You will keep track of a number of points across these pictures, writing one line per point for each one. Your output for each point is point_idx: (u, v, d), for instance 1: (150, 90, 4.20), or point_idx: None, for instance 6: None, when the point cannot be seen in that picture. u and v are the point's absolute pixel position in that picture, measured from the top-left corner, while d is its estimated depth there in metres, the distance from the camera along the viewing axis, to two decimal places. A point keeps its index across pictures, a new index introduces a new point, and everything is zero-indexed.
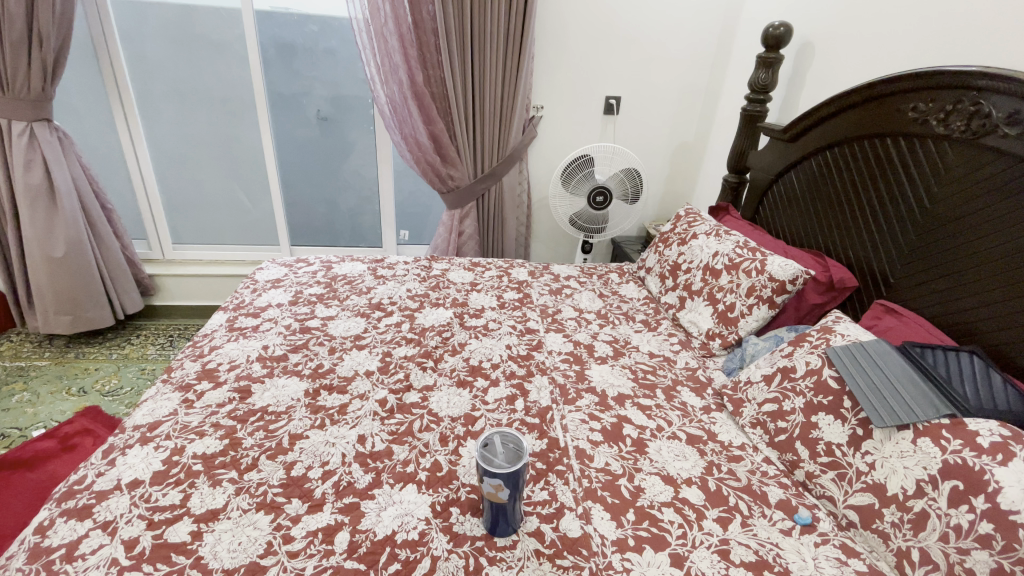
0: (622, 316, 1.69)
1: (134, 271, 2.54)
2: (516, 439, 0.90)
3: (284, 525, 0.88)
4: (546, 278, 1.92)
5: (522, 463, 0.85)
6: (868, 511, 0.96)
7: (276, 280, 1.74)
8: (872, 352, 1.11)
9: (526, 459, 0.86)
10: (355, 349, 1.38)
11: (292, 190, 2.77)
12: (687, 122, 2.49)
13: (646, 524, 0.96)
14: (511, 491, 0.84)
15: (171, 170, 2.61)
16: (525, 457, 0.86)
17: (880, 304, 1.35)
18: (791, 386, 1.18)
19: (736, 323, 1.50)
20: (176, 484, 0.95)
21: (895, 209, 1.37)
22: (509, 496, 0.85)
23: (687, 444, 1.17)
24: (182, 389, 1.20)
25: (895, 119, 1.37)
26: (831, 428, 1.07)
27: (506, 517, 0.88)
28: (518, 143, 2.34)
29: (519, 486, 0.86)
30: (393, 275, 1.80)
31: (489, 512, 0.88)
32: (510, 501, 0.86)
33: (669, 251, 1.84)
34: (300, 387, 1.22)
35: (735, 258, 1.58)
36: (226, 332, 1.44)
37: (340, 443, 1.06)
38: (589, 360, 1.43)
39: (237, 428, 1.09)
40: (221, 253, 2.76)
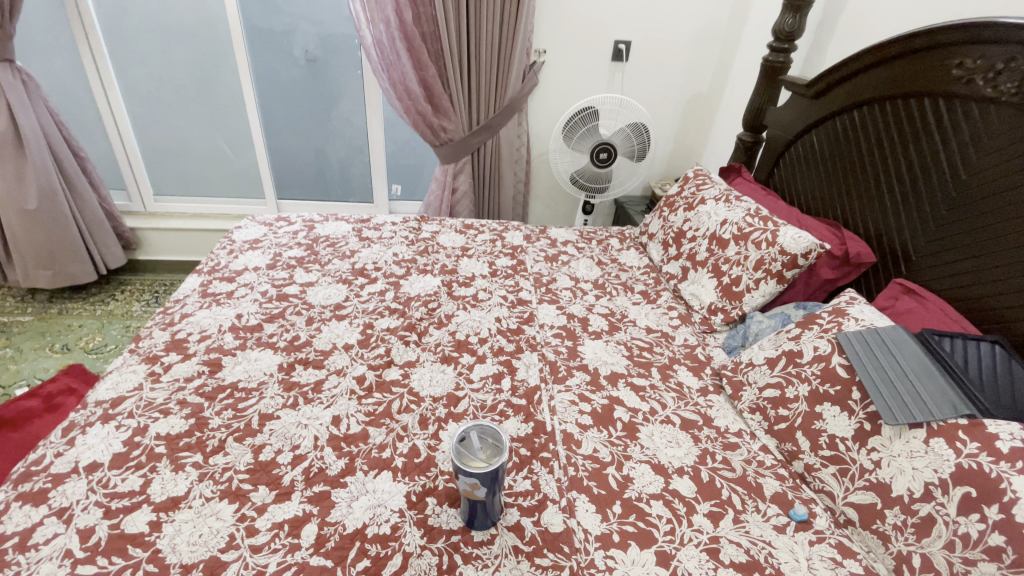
0: (620, 287, 1.60)
1: (114, 224, 2.44)
2: (495, 433, 0.84)
3: (249, 516, 0.83)
4: (542, 243, 1.81)
5: (500, 460, 0.79)
6: (869, 511, 0.91)
7: (255, 241, 1.65)
8: (888, 341, 1.02)
9: (504, 457, 0.80)
10: (335, 319, 1.30)
11: (278, 140, 2.62)
12: (702, 72, 2.29)
13: (633, 518, 0.91)
14: (489, 490, 0.79)
15: (148, 116, 2.46)
16: (503, 454, 0.80)
17: (898, 283, 1.25)
18: (795, 372, 1.10)
19: (741, 298, 1.41)
20: (136, 468, 0.90)
21: (925, 179, 1.24)
22: (487, 494, 0.80)
23: (681, 430, 1.11)
24: (149, 361, 1.14)
25: (936, 77, 1.22)
26: (836, 420, 1.00)
27: (485, 513, 0.83)
28: (517, 93, 2.16)
29: (498, 482, 0.80)
30: (379, 238, 1.69)
31: (466, 506, 0.83)
32: (488, 498, 0.81)
33: (674, 217, 1.71)
34: (274, 361, 1.16)
35: (744, 227, 1.47)
36: (198, 298, 1.36)
37: (313, 425, 1.00)
38: (582, 335, 1.35)
39: (204, 406, 1.03)
40: (205, 206, 2.64)
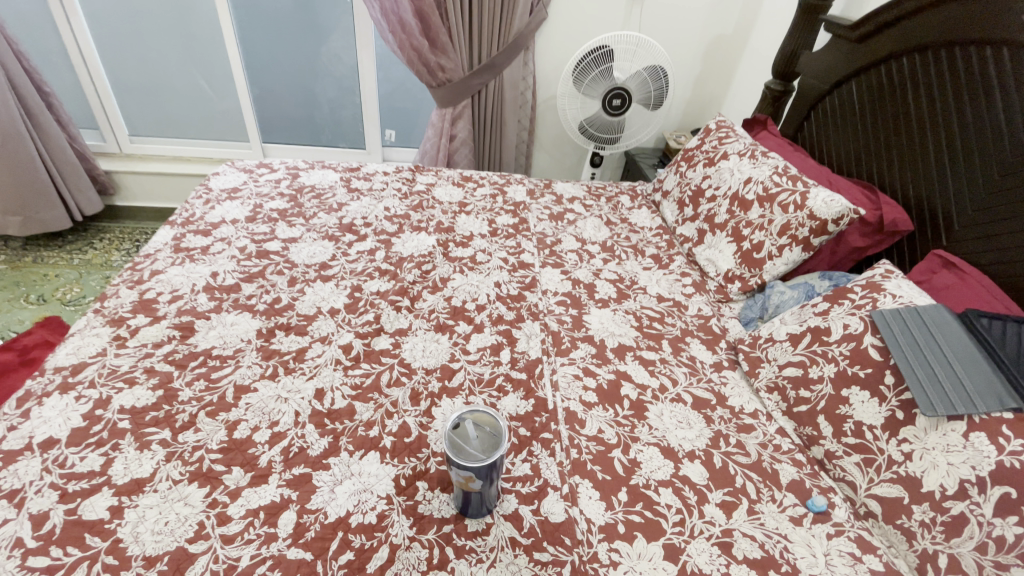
0: (631, 250, 1.48)
1: (87, 167, 2.27)
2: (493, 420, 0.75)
3: (220, 502, 0.76)
4: (546, 199, 1.68)
5: (499, 451, 0.71)
6: (895, 505, 0.84)
7: (233, 190, 1.51)
8: (929, 322, 0.92)
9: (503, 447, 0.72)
10: (320, 281, 1.19)
11: (262, 77, 2.41)
12: (728, 9, 2.07)
13: (639, 507, 0.84)
14: (485, 482, 0.72)
15: (119, 48, 2.25)
16: (502, 444, 0.72)
17: (938, 255, 1.13)
18: (821, 351, 1.01)
19: (761, 266, 1.30)
20: (97, 446, 0.82)
21: (977, 138, 1.11)
22: (484, 485, 0.73)
23: (692, 410, 1.03)
24: (114, 324, 1.04)
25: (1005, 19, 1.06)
26: (864, 406, 0.92)
27: (480, 503, 0.76)
28: (523, 28, 1.95)
29: (494, 475, 0.73)
30: (369, 189, 1.56)
31: (459, 496, 0.77)
32: (484, 490, 0.74)
33: (692, 173, 1.58)
34: (252, 326, 1.06)
35: (770, 187, 1.34)
36: (171, 254, 1.25)
37: (294, 399, 0.92)
38: (588, 304, 1.25)
39: (174, 376, 0.94)
40: (186, 149, 2.47)
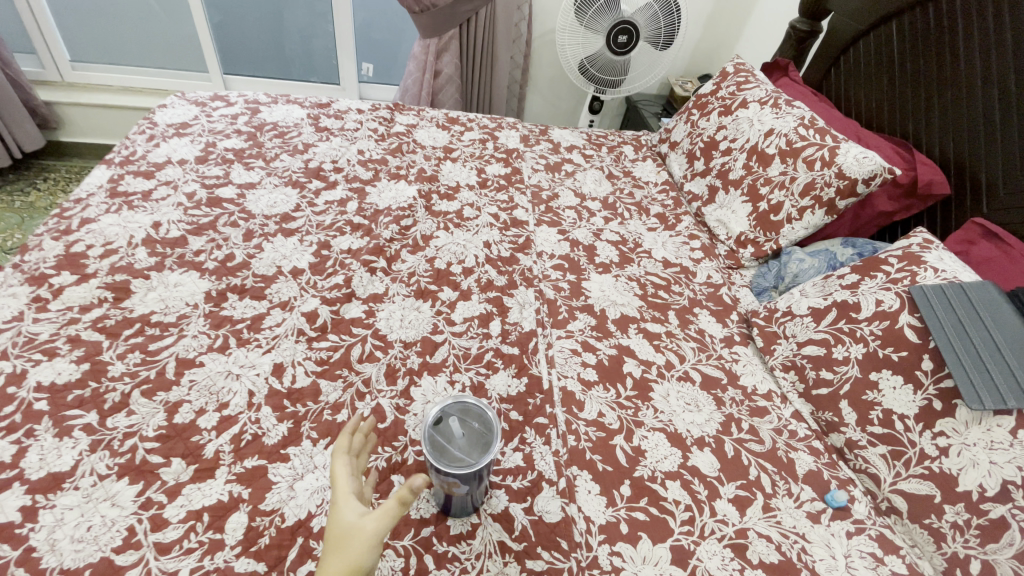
0: (634, 208, 1.34)
1: (23, 96, 1.99)
2: (484, 414, 0.64)
3: (156, 502, 0.64)
4: (542, 147, 1.51)
5: (488, 453, 0.61)
6: (924, 503, 0.76)
7: (182, 125, 1.31)
8: (976, 301, 0.81)
9: (494, 448, 0.61)
10: (281, 235, 1.03)
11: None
12: None
13: (644, 504, 0.75)
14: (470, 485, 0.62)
15: None
16: (492, 444, 0.61)
17: (977, 224, 1.01)
18: (848, 329, 0.90)
19: (778, 230, 1.18)
20: (6, 432, 0.68)
21: None
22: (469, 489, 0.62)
23: (701, 390, 0.93)
24: (33, 282, 0.88)
25: None
26: (895, 393, 0.82)
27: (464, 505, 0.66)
28: None
29: (482, 479, 0.63)
30: (340, 129, 1.37)
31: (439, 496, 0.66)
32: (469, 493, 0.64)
33: (706, 123, 1.41)
34: (199, 288, 0.91)
35: (795, 140, 1.19)
36: (105, 198, 1.07)
37: (247, 376, 0.78)
38: (588, 269, 1.12)
39: (104, 346, 0.80)
40: (137, 79, 2.19)
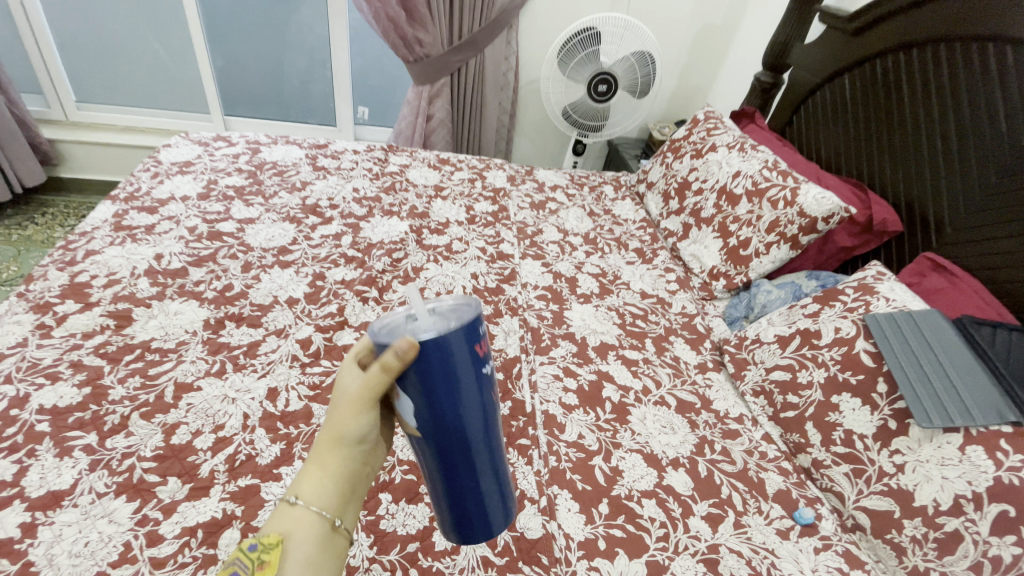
0: (614, 242, 1.42)
1: (28, 134, 2.06)
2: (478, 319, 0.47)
3: (152, 519, 0.67)
4: (527, 186, 1.60)
5: (445, 358, 0.44)
6: (884, 518, 0.80)
7: (185, 164, 1.37)
8: (924, 328, 0.88)
9: (456, 357, 0.45)
10: (278, 267, 1.09)
11: (224, 46, 2.25)
12: None
13: (621, 521, 0.79)
14: (439, 442, 0.48)
15: (62, 9, 2.05)
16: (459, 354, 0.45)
17: (928, 258, 1.09)
18: (811, 354, 0.97)
19: (747, 263, 1.25)
20: (9, 452, 0.71)
21: (975, 138, 1.07)
22: (444, 452, 0.48)
23: (676, 414, 0.98)
24: (38, 310, 0.92)
25: (1011, 16, 1.02)
26: (855, 414, 0.88)
27: (461, 508, 0.53)
28: (507, 5, 1.87)
29: (449, 406, 0.46)
30: (337, 169, 1.45)
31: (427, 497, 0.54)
32: (453, 472, 0.50)
33: (679, 165, 1.52)
34: (198, 316, 0.95)
35: (760, 182, 1.28)
36: (110, 232, 1.12)
37: (242, 400, 0.82)
38: (570, 299, 1.18)
39: (105, 371, 0.83)
40: (140, 119, 2.27)
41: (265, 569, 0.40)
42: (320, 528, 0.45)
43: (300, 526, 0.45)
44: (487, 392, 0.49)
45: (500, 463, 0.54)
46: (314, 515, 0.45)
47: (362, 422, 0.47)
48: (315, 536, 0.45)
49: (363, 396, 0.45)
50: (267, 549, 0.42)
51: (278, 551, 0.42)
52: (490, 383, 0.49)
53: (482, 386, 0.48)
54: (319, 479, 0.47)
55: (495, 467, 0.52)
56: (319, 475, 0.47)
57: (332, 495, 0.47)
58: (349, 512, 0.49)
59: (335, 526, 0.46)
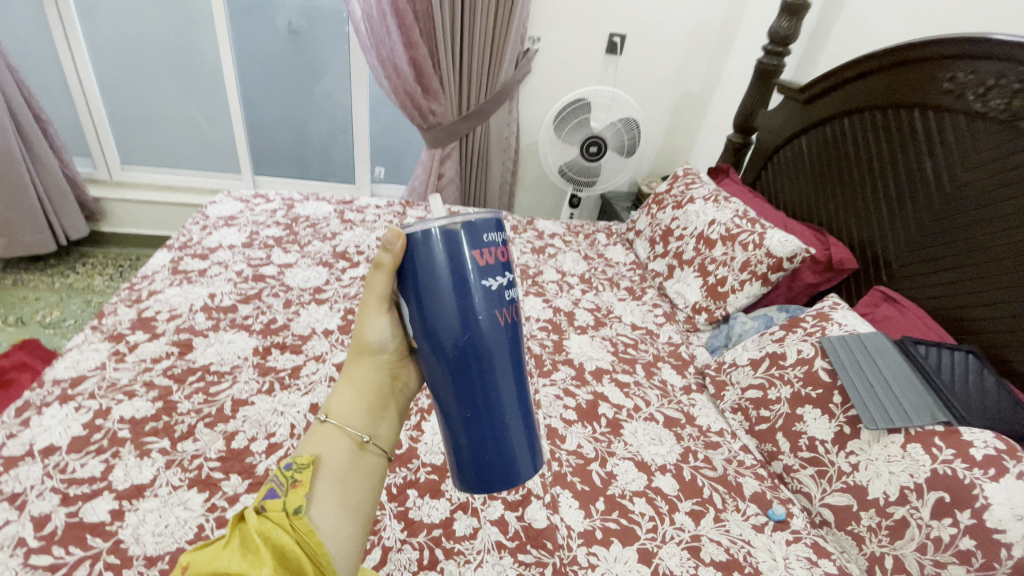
0: (607, 282, 1.59)
1: (76, 192, 2.28)
2: (499, 237, 0.53)
3: (219, 507, 0.79)
4: (529, 234, 1.79)
5: (459, 259, 0.50)
6: (845, 512, 0.93)
7: (230, 217, 1.57)
8: (870, 347, 1.03)
9: (466, 259, 0.50)
10: (314, 304, 1.25)
11: (256, 114, 2.52)
12: (694, 71, 2.32)
13: (615, 515, 0.91)
14: (451, 349, 0.52)
15: (116, 84, 2.32)
16: (473, 259, 0.51)
17: (880, 291, 1.26)
18: (778, 374, 1.11)
19: (725, 298, 1.41)
20: (97, 453, 0.84)
21: (910, 188, 1.26)
22: (456, 362, 0.52)
23: (664, 428, 1.11)
24: (113, 340, 1.07)
25: (929, 89, 1.23)
26: (817, 423, 1.02)
27: (474, 433, 0.55)
28: (509, 80, 2.15)
29: (453, 306, 0.51)
30: (361, 221, 1.64)
31: (442, 424, 0.57)
32: (464, 387, 0.53)
33: (663, 215, 1.72)
34: (248, 345, 1.10)
35: (732, 228, 1.47)
36: (168, 275, 1.29)
37: (290, 412, 0.96)
38: (568, 330, 1.34)
39: (173, 389, 0.98)
40: (176, 178, 2.50)
41: (298, 487, 0.50)
42: (348, 446, 0.55)
43: (331, 447, 0.54)
44: (502, 307, 0.52)
45: (518, 391, 0.56)
46: (341, 435, 0.55)
47: (372, 339, 0.58)
48: (346, 453, 0.54)
49: (365, 313, 0.57)
50: (300, 469, 0.51)
51: (310, 471, 0.52)
52: (506, 301, 0.53)
53: (494, 299, 0.52)
54: (344, 393, 0.58)
55: (510, 393, 0.55)
56: (346, 390, 0.58)
57: (359, 410, 0.57)
58: (381, 428, 0.58)
59: (364, 442, 0.56)
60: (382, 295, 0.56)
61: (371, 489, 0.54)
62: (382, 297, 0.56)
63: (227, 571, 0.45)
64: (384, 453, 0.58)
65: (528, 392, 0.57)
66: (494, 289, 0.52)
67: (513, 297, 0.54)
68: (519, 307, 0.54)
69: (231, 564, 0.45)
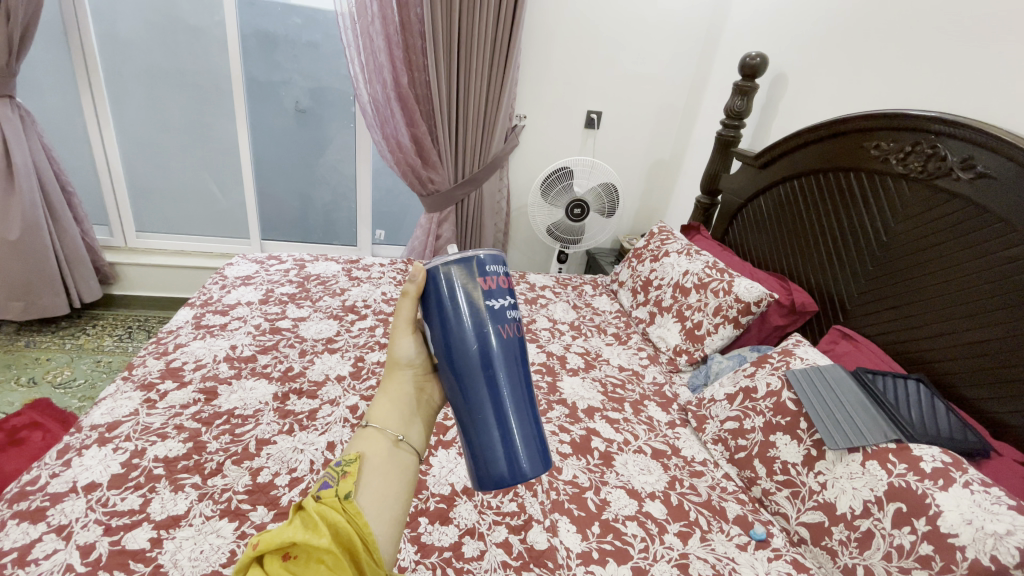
0: (595, 329, 1.73)
1: (93, 257, 2.41)
2: (501, 271, 0.70)
3: (248, 533, 0.87)
4: (522, 287, 1.95)
5: (471, 285, 0.67)
6: (818, 528, 1.01)
7: (246, 277, 1.70)
8: (829, 376, 1.16)
9: (475, 284, 0.67)
10: (327, 352, 1.37)
11: (265, 184, 2.72)
12: (664, 140, 2.59)
13: (610, 537, 0.99)
14: (467, 356, 0.66)
15: (136, 159, 2.51)
16: (481, 286, 0.67)
17: (838, 329, 1.41)
18: (751, 406, 1.23)
19: (703, 341, 1.55)
20: (135, 488, 0.92)
21: (854, 239, 1.43)
22: (471, 367, 0.66)
23: (652, 458, 1.21)
24: (144, 388, 1.16)
25: (860, 154, 1.43)
26: (787, 447, 1.13)
27: (486, 432, 0.66)
28: (500, 151, 2.38)
29: (465, 320, 0.66)
30: (368, 278, 1.79)
31: (459, 429, 0.68)
32: (477, 388, 0.66)
33: (642, 267, 1.89)
34: (268, 390, 1.20)
35: (704, 277, 1.63)
36: (192, 329, 1.40)
37: (309, 449, 1.05)
38: (561, 372, 1.46)
39: (202, 430, 1.07)
40: (187, 244, 2.65)
41: (347, 475, 0.61)
42: (385, 443, 0.65)
43: (372, 445, 0.65)
44: (504, 322, 0.67)
45: (521, 395, 0.68)
46: (379, 435, 0.66)
47: (402, 356, 0.72)
48: (384, 450, 0.65)
49: (395, 336, 0.72)
50: (348, 463, 0.62)
51: (356, 464, 0.62)
52: (508, 318, 0.68)
53: (498, 315, 0.67)
54: (383, 404, 0.70)
55: (515, 396, 0.67)
56: (383, 402, 0.70)
57: (394, 414, 0.69)
58: (412, 431, 0.69)
59: (398, 440, 0.67)
60: (408, 320, 0.72)
61: (405, 483, 0.64)
62: (408, 321, 0.72)
63: (293, 541, 0.53)
64: (416, 453, 0.68)
65: (530, 398, 0.70)
66: (498, 308, 0.67)
67: (514, 316, 0.69)
68: (519, 324, 0.69)
69: (297, 536, 0.54)
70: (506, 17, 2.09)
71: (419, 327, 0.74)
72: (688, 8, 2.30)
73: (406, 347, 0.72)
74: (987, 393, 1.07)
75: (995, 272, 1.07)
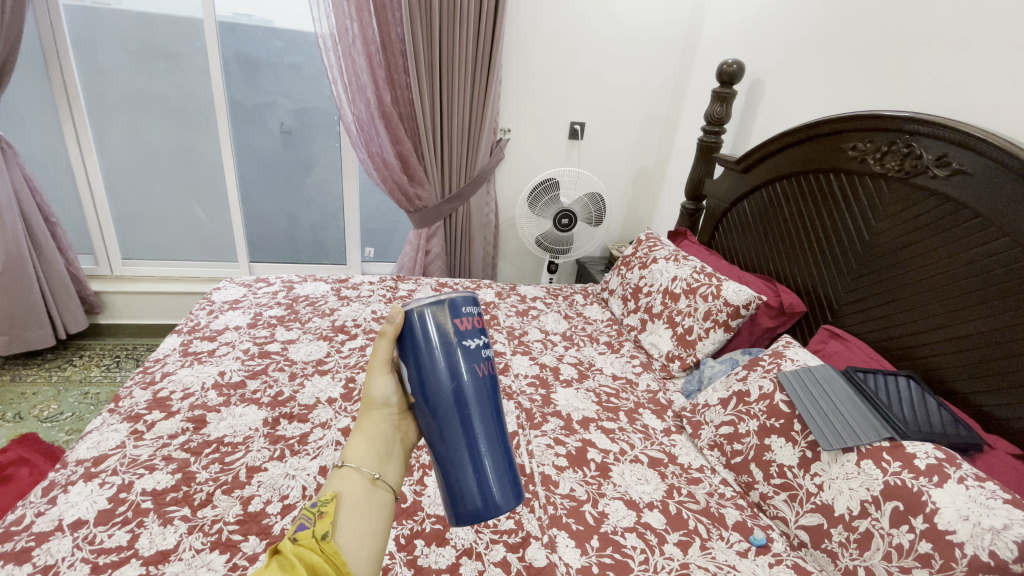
0: (587, 338, 1.73)
1: (78, 287, 2.38)
2: (474, 312, 0.70)
3: (240, 565, 0.85)
4: (512, 298, 1.95)
5: (445, 327, 0.66)
6: (818, 531, 1.01)
7: (234, 301, 1.69)
8: (819, 377, 1.16)
9: (450, 325, 0.67)
10: (318, 374, 1.35)
11: (251, 206, 2.71)
12: (647, 148, 2.62)
13: (610, 550, 0.97)
14: (442, 396, 0.65)
15: (121, 186, 2.49)
16: (455, 326, 0.67)
17: (827, 329, 1.41)
18: (745, 409, 1.24)
19: (695, 346, 1.55)
20: (123, 524, 0.90)
21: (837, 240, 1.44)
22: (447, 405, 0.66)
23: (649, 467, 1.20)
24: (131, 420, 1.14)
25: (838, 156, 1.45)
26: (783, 450, 1.12)
27: (461, 468, 0.66)
28: (485, 165, 2.40)
29: (439, 363, 0.66)
30: (357, 297, 1.78)
31: (437, 466, 0.68)
32: (451, 427, 0.66)
33: (631, 274, 1.90)
34: (259, 416, 1.19)
35: (692, 283, 1.64)
36: (179, 357, 1.38)
37: (301, 475, 1.04)
38: (554, 383, 1.46)
39: (191, 460, 1.05)
40: (174, 269, 2.63)
41: (324, 515, 0.59)
42: (362, 483, 0.65)
43: (349, 484, 0.64)
44: (479, 361, 0.68)
45: (495, 433, 0.68)
46: (356, 474, 0.65)
47: (378, 395, 0.72)
48: (361, 489, 0.64)
49: (373, 374, 0.71)
50: (324, 503, 0.61)
51: (333, 503, 0.61)
52: (483, 356, 0.68)
53: (473, 354, 0.67)
54: (360, 443, 0.69)
55: (489, 434, 0.67)
56: (360, 441, 0.69)
57: (371, 454, 0.68)
58: (388, 469, 0.69)
59: (375, 478, 0.66)
60: (384, 359, 0.71)
61: (381, 520, 0.63)
62: (385, 361, 0.71)
63: None
64: (392, 490, 0.68)
65: (503, 434, 0.70)
66: (472, 347, 0.67)
67: (488, 355, 0.69)
68: (492, 363, 0.70)
69: None
70: (486, 33, 2.11)
71: (395, 365, 0.73)
72: (665, 20, 2.34)
73: (384, 386, 0.71)
74: (975, 387, 1.07)
75: (975, 268, 1.08)
